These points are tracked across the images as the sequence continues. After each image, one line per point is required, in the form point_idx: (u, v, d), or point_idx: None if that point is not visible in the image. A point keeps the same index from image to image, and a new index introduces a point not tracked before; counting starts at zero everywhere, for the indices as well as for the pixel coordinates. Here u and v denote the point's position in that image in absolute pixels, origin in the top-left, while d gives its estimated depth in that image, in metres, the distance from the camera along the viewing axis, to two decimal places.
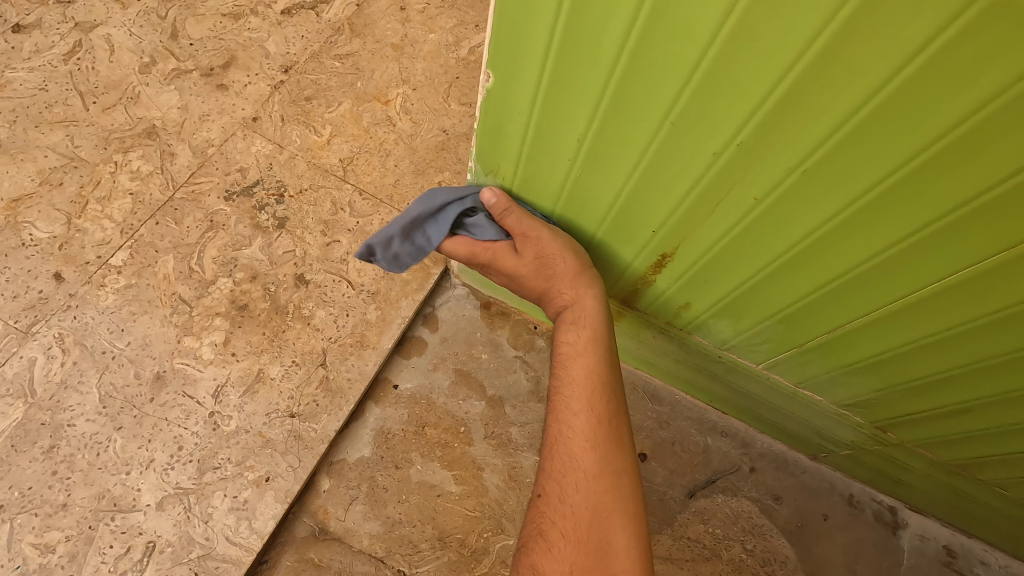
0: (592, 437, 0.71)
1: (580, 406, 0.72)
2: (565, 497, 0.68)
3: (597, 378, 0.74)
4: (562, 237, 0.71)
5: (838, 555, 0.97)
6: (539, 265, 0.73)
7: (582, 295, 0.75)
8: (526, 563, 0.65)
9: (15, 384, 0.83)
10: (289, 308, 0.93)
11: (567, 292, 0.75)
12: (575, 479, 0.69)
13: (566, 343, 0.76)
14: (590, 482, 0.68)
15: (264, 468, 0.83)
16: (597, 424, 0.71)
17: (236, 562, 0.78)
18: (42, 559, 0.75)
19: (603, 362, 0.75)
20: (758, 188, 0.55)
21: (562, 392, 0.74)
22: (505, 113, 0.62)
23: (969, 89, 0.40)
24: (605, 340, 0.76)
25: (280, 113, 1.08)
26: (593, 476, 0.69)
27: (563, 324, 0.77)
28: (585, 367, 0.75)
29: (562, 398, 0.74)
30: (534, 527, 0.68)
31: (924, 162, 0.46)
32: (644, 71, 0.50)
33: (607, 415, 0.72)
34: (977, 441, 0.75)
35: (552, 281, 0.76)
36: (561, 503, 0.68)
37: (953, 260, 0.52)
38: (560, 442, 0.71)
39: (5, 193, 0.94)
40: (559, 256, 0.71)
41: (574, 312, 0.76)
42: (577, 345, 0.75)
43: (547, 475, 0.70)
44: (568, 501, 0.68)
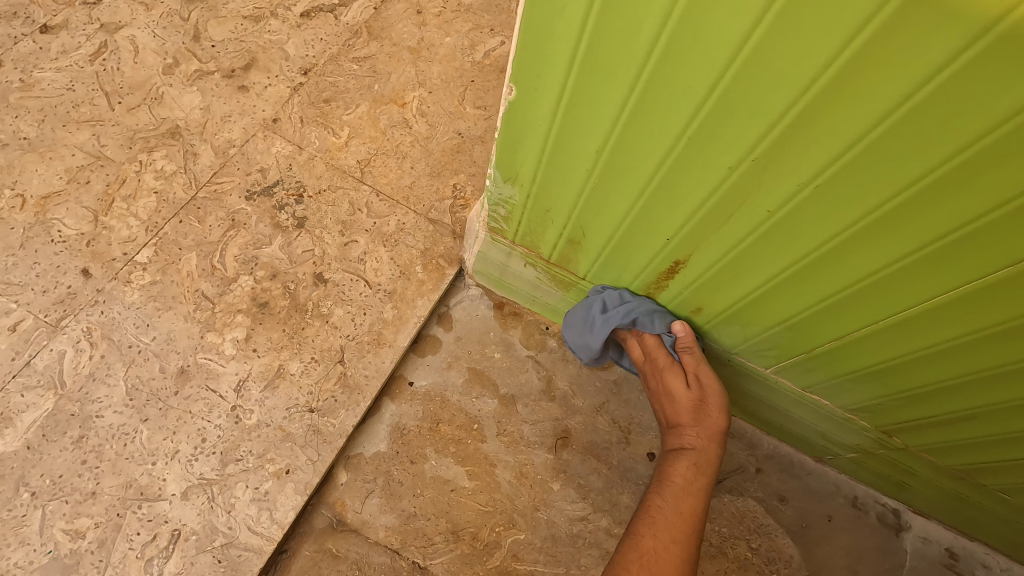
0: (679, 568, 0.73)
1: (678, 534, 0.75)
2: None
3: (696, 519, 0.78)
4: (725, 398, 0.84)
5: (841, 556, 0.99)
6: (695, 406, 0.83)
7: (710, 447, 0.82)
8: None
9: (45, 376, 0.86)
10: (308, 306, 0.96)
11: (697, 439, 0.83)
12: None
13: (678, 476, 0.80)
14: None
15: (285, 460, 0.86)
16: (685, 559, 0.74)
17: (258, 551, 0.81)
18: (72, 545, 0.78)
19: (702, 509, 0.79)
20: (771, 200, 0.57)
21: (664, 515, 0.77)
22: (526, 123, 0.64)
23: (979, 114, 0.42)
24: (706, 497, 0.80)
25: (300, 115, 1.11)
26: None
27: (683, 459, 0.82)
28: (690, 506, 0.78)
29: (662, 520, 0.76)
30: None
31: (934, 182, 0.48)
32: (664, 86, 0.52)
33: (690, 558, 0.75)
34: (979, 447, 0.77)
35: (695, 423, 0.83)
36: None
37: (959, 274, 0.54)
38: (651, 554, 0.73)
39: (34, 190, 0.97)
40: (716, 413, 0.83)
41: (698, 456, 0.82)
42: (690, 482, 0.80)
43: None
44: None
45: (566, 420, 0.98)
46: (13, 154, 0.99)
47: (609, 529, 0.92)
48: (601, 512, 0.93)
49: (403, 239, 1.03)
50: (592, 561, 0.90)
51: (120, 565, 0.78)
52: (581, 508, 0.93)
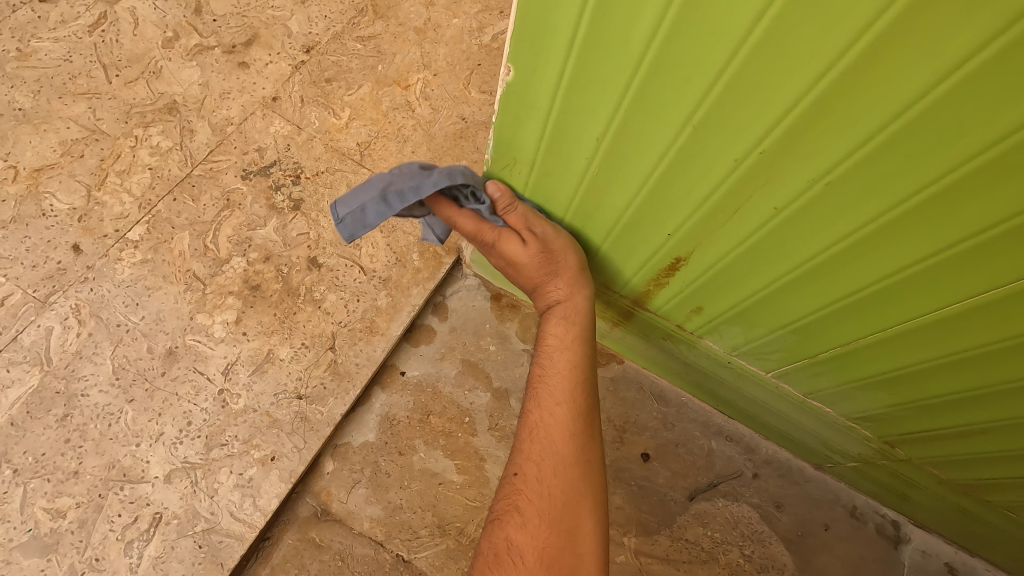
0: (571, 424, 0.74)
1: (561, 395, 0.75)
2: (541, 478, 0.70)
3: (580, 369, 0.77)
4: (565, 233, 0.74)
5: (837, 566, 0.96)
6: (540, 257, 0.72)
7: (573, 293, 0.77)
8: (498, 538, 0.68)
9: (32, 352, 0.85)
10: (301, 290, 0.94)
11: (561, 289, 0.77)
12: (552, 462, 0.71)
13: (554, 336, 0.79)
14: (564, 467, 0.71)
15: (270, 447, 0.84)
16: (574, 416, 0.74)
17: (240, 538, 0.80)
18: (53, 524, 0.77)
19: (585, 357, 0.78)
20: (778, 198, 0.54)
21: (545, 380, 0.77)
22: (523, 108, 0.61)
23: (1010, 109, 0.38)
24: (589, 341, 0.80)
25: (300, 94, 1.08)
26: (569, 462, 0.71)
27: (552, 317, 0.80)
28: (569, 360, 0.78)
29: (544, 387, 0.77)
30: (507, 507, 0.70)
31: (956, 181, 0.44)
32: (670, 71, 0.49)
33: (584, 413, 0.75)
34: (987, 463, 0.74)
35: (549, 277, 0.77)
36: (539, 483, 0.70)
37: (978, 280, 0.51)
38: (540, 426, 0.74)
39: (27, 163, 0.95)
40: (562, 250, 0.73)
41: (565, 308, 0.78)
42: (565, 337, 0.78)
43: (525, 457, 0.73)
44: (546, 482, 0.70)
45: None
46: (7, 125, 0.97)
47: None
48: None
49: (401, 225, 1.01)
50: None
51: (100, 547, 0.77)
52: None
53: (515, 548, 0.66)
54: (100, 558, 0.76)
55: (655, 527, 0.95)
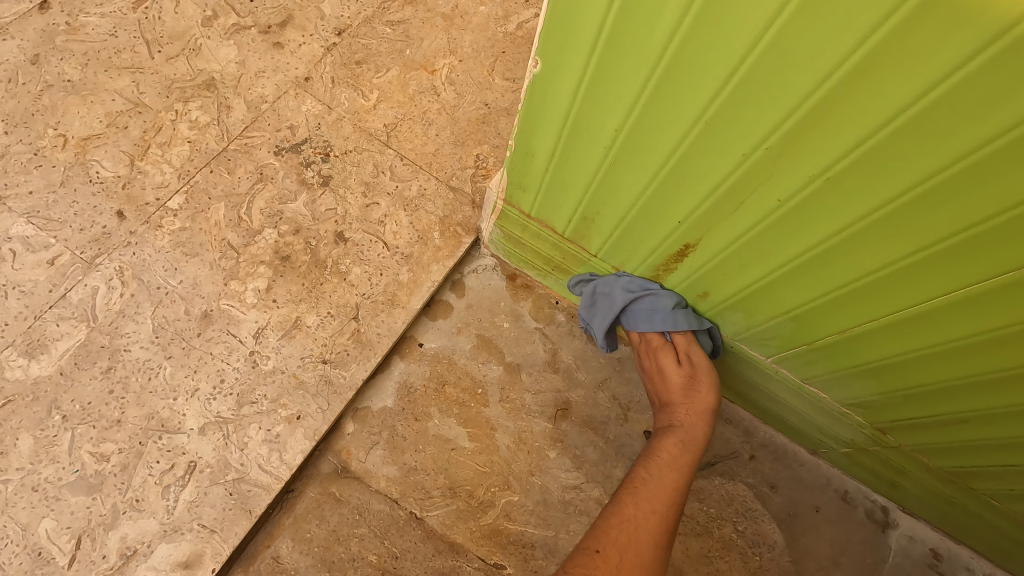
0: (658, 532, 0.75)
1: (658, 505, 0.77)
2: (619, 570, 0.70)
3: (677, 492, 0.80)
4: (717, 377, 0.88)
5: (825, 546, 1.01)
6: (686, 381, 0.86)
7: (699, 425, 0.85)
8: None
9: (79, 309, 0.91)
10: (328, 262, 0.99)
11: (686, 417, 0.85)
12: (631, 559, 0.71)
13: (666, 450, 0.83)
14: (639, 568, 0.71)
15: (296, 407, 0.90)
16: (663, 528, 0.75)
17: (267, 488, 0.86)
18: (97, 466, 0.84)
19: (687, 488, 0.81)
20: (781, 191, 0.57)
21: (647, 486, 0.78)
22: (547, 97, 0.65)
23: (992, 119, 0.42)
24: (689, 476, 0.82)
25: (331, 75, 1.13)
26: (644, 565, 0.72)
27: (670, 435, 0.85)
28: (672, 480, 0.80)
29: (645, 490, 0.78)
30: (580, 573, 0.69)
31: (943, 181, 0.48)
32: (684, 70, 0.52)
33: (669, 524, 0.77)
34: (969, 451, 0.79)
35: (685, 402, 0.87)
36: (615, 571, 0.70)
37: (962, 276, 0.55)
38: (632, 522, 0.75)
39: (75, 131, 1.01)
40: (708, 389, 0.86)
41: (683, 433, 0.85)
42: (677, 458, 0.82)
43: (611, 540, 0.72)
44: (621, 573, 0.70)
45: (568, 392, 1.01)
46: (57, 95, 1.03)
47: (600, 500, 0.96)
48: (593, 482, 0.97)
49: (423, 205, 1.06)
50: (581, 527, 0.94)
51: (140, 489, 0.83)
52: (574, 476, 0.97)
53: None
54: (140, 499, 0.83)
55: None
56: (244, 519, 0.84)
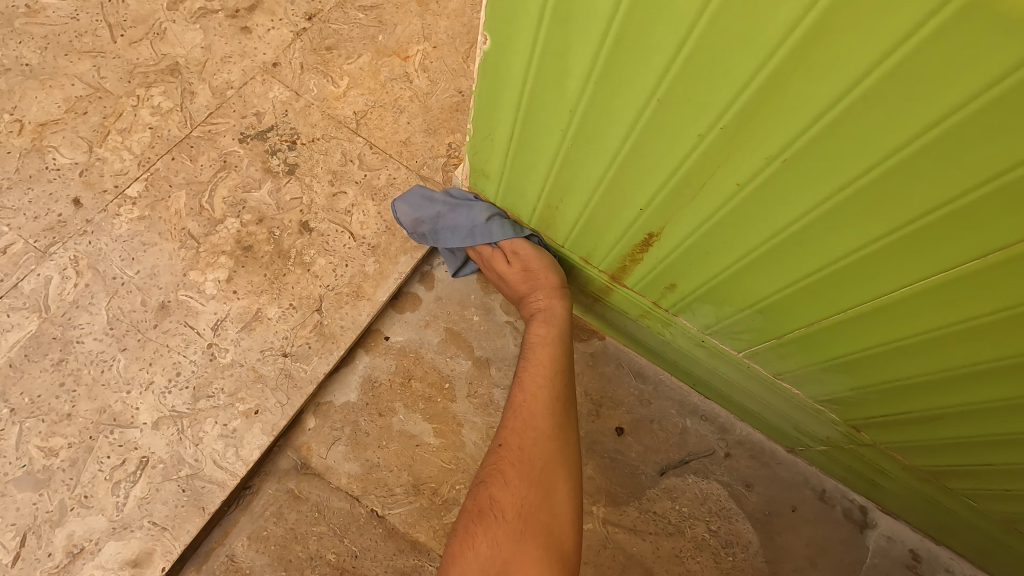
0: (554, 403, 0.79)
1: (544, 379, 0.80)
2: (522, 447, 0.74)
3: (559, 363, 0.83)
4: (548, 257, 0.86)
5: (801, 547, 0.98)
6: (522, 275, 0.86)
7: (553, 303, 0.86)
8: (482, 496, 0.72)
9: (31, 299, 0.88)
10: (291, 253, 0.96)
11: (541, 301, 0.86)
12: (533, 435, 0.76)
13: (536, 334, 0.86)
14: (544, 440, 0.75)
15: (254, 401, 0.88)
16: (555, 398, 0.79)
17: (221, 484, 0.83)
18: (45, 461, 0.81)
19: (563, 352, 0.84)
20: (741, 173, 0.55)
21: (529, 368, 0.82)
22: (500, 74, 0.62)
23: (948, 92, 0.39)
24: (565, 340, 0.86)
25: (300, 61, 1.10)
26: (548, 436, 0.76)
27: (533, 320, 0.87)
28: (548, 355, 0.83)
29: (528, 372, 0.82)
30: (490, 471, 0.74)
31: (905, 159, 0.45)
32: (632, 44, 0.49)
33: (565, 395, 0.81)
34: (947, 450, 0.76)
35: (533, 289, 0.87)
36: (518, 451, 0.74)
37: (930, 262, 0.52)
38: (524, 405, 0.79)
39: (32, 117, 0.98)
40: (541, 272, 0.85)
41: (544, 314, 0.86)
42: (546, 335, 0.84)
43: (511, 430, 0.77)
44: (526, 451, 0.74)
45: None
46: (15, 80, 1.00)
47: None
48: None
49: (393, 194, 1.03)
50: None
51: (89, 485, 0.81)
52: None
53: (497, 503, 0.70)
54: (89, 495, 0.80)
55: (624, 498, 0.97)
56: (197, 516, 0.81)
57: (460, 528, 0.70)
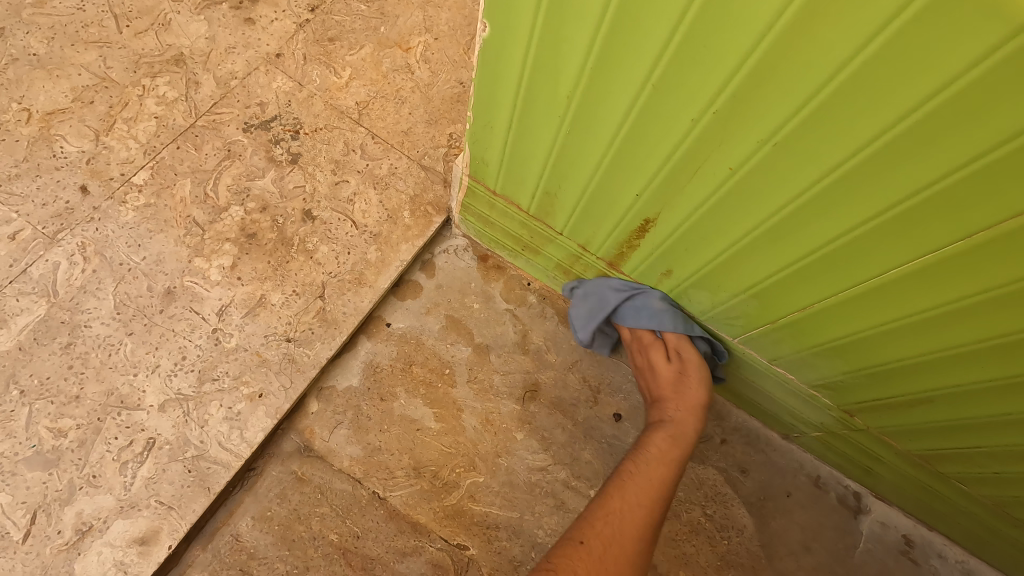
0: (643, 527, 0.74)
1: (644, 500, 0.76)
2: (603, 561, 0.70)
3: (665, 487, 0.78)
4: (705, 371, 0.86)
5: (795, 531, 1.00)
6: (676, 377, 0.86)
7: (689, 421, 0.84)
8: None
9: (40, 284, 0.90)
10: (294, 240, 0.98)
11: (677, 410, 0.85)
12: (614, 551, 0.71)
13: (655, 446, 0.82)
14: (623, 561, 0.71)
15: (258, 384, 0.89)
16: (648, 523, 0.75)
17: (226, 465, 0.85)
18: (55, 442, 0.83)
19: (672, 480, 0.80)
20: (732, 157, 0.56)
21: (634, 479, 0.77)
22: (499, 62, 0.63)
23: (932, 74, 0.41)
24: (677, 468, 0.81)
25: (303, 52, 1.11)
26: (629, 560, 0.71)
27: (659, 429, 0.83)
28: (660, 474, 0.79)
29: (631, 483, 0.77)
30: (562, 566, 0.68)
31: (891, 141, 0.46)
32: (627, 29, 0.50)
33: (654, 517, 0.76)
34: (937, 433, 0.77)
35: (671, 396, 0.86)
36: (599, 563, 0.69)
37: (918, 244, 0.53)
38: (616, 514, 0.74)
39: (40, 106, 1.00)
40: (695, 384, 0.86)
41: (674, 428, 0.84)
42: (665, 453, 0.81)
43: (593, 531, 0.72)
44: (604, 564, 0.69)
45: (537, 373, 1.00)
46: (22, 69, 1.01)
47: (567, 481, 0.95)
48: (561, 464, 0.96)
49: (394, 183, 1.04)
50: (546, 509, 0.93)
51: (97, 465, 0.83)
52: (542, 458, 0.95)
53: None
54: (97, 475, 0.82)
55: None
56: (202, 496, 0.83)
57: None
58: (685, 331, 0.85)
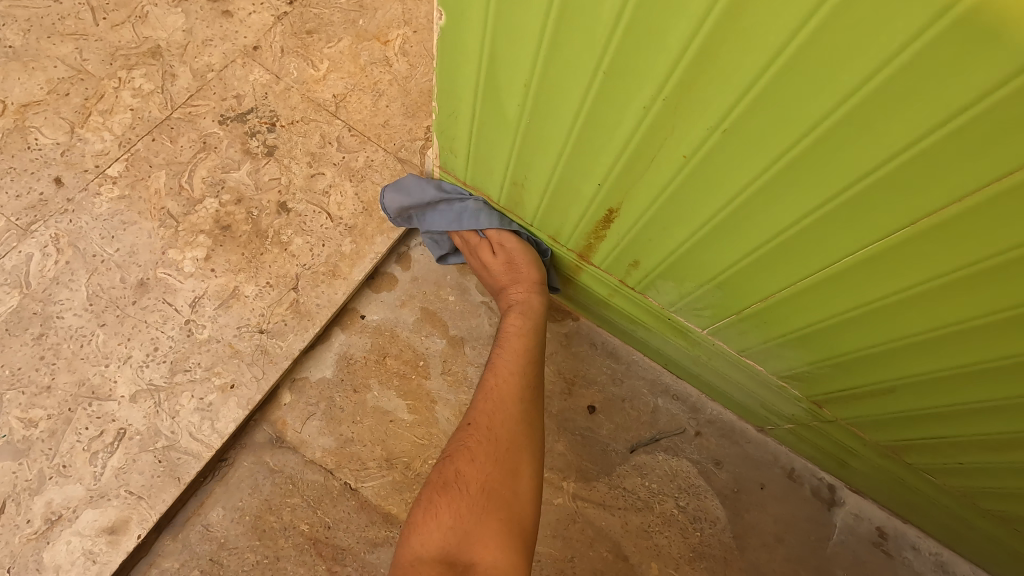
0: (520, 391, 0.81)
1: (513, 367, 0.83)
2: (490, 429, 0.77)
3: (532, 353, 0.86)
4: (531, 253, 0.88)
5: (769, 523, 1.00)
6: (507, 267, 0.90)
7: (531, 297, 0.89)
8: (448, 470, 0.73)
9: (13, 276, 0.90)
10: (269, 232, 0.98)
11: (518, 292, 0.90)
12: (500, 422, 0.77)
13: (511, 326, 0.89)
14: (512, 424, 0.78)
15: (230, 375, 0.90)
16: (523, 386, 0.82)
17: (197, 456, 0.85)
18: (25, 432, 0.83)
19: (535, 346, 0.87)
20: (685, 145, 0.56)
21: (502, 357, 0.85)
22: (457, 51, 0.63)
23: (864, 58, 0.41)
24: (539, 332, 0.89)
25: (280, 45, 1.11)
26: (514, 420, 0.78)
27: (511, 311, 0.90)
28: (523, 343, 0.86)
29: (501, 360, 0.84)
30: (458, 449, 0.75)
31: (832, 127, 0.47)
32: (574, 16, 0.51)
33: (530, 381, 0.83)
34: (903, 424, 0.77)
35: (513, 281, 0.90)
36: (487, 432, 0.76)
37: (867, 230, 0.53)
38: (490, 388, 0.81)
39: (15, 98, 1.00)
40: (526, 266, 0.88)
41: (522, 304, 0.90)
42: (520, 327, 0.88)
43: (478, 411, 0.79)
44: (494, 432, 0.76)
45: None
46: None
47: None
48: None
49: (370, 175, 1.04)
50: None
51: (67, 455, 0.83)
52: None
53: (463, 478, 0.72)
54: (67, 465, 0.82)
55: (594, 474, 0.99)
56: (172, 486, 0.84)
57: (423, 498, 0.72)
58: (502, 225, 0.88)
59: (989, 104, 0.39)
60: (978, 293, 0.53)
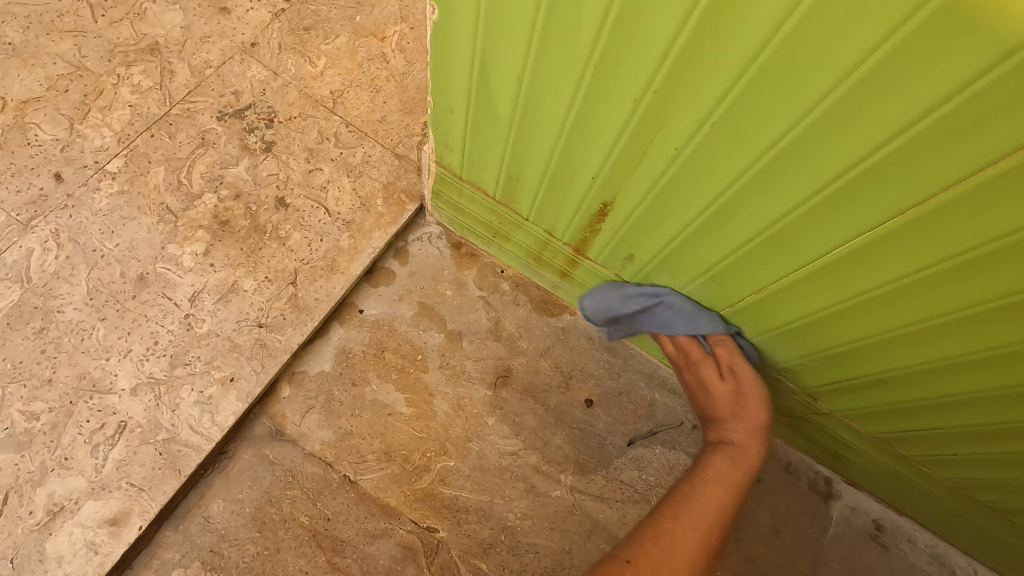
0: (699, 554, 0.76)
1: (700, 523, 0.78)
2: None
3: (724, 512, 0.80)
4: (763, 389, 0.85)
5: (764, 515, 1.01)
6: (733, 398, 0.85)
7: (750, 443, 0.84)
8: None
9: (13, 270, 0.91)
10: (267, 227, 0.99)
11: (738, 433, 0.85)
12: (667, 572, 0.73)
13: (713, 467, 0.82)
14: None
15: (230, 369, 0.91)
16: (701, 551, 0.76)
17: (197, 448, 0.86)
18: (27, 424, 0.84)
19: (738, 502, 0.81)
20: (675, 138, 0.57)
21: (692, 502, 0.79)
22: (450, 46, 0.64)
23: (846, 50, 0.42)
24: (740, 490, 0.82)
25: (278, 41, 1.12)
26: None
27: (715, 450, 0.84)
28: (719, 498, 0.80)
29: (686, 506, 0.79)
30: None
31: (817, 119, 0.47)
32: (563, 11, 0.51)
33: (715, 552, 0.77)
34: (894, 415, 0.78)
35: (728, 418, 0.86)
36: None
37: (855, 221, 0.54)
38: (666, 535, 0.76)
39: (15, 94, 1.00)
40: (755, 404, 0.84)
41: (736, 451, 0.84)
42: (723, 475, 0.81)
43: (640, 551, 0.74)
44: None
45: (510, 359, 1.01)
46: None
47: (537, 465, 0.96)
48: (531, 449, 0.97)
49: (368, 171, 1.05)
50: (516, 492, 0.94)
51: (69, 447, 0.84)
52: (512, 443, 0.97)
53: None
54: (69, 457, 0.83)
55: (592, 467, 0.97)
56: (173, 478, 0.84)
57: None
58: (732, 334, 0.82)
59: (969, 95, 0.40)
60: (968, 284, 0.53)
